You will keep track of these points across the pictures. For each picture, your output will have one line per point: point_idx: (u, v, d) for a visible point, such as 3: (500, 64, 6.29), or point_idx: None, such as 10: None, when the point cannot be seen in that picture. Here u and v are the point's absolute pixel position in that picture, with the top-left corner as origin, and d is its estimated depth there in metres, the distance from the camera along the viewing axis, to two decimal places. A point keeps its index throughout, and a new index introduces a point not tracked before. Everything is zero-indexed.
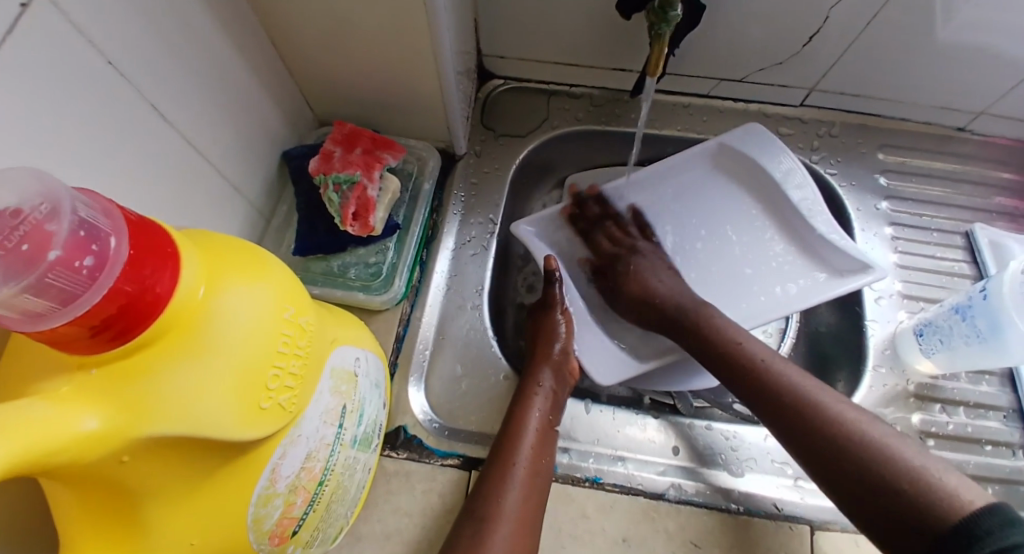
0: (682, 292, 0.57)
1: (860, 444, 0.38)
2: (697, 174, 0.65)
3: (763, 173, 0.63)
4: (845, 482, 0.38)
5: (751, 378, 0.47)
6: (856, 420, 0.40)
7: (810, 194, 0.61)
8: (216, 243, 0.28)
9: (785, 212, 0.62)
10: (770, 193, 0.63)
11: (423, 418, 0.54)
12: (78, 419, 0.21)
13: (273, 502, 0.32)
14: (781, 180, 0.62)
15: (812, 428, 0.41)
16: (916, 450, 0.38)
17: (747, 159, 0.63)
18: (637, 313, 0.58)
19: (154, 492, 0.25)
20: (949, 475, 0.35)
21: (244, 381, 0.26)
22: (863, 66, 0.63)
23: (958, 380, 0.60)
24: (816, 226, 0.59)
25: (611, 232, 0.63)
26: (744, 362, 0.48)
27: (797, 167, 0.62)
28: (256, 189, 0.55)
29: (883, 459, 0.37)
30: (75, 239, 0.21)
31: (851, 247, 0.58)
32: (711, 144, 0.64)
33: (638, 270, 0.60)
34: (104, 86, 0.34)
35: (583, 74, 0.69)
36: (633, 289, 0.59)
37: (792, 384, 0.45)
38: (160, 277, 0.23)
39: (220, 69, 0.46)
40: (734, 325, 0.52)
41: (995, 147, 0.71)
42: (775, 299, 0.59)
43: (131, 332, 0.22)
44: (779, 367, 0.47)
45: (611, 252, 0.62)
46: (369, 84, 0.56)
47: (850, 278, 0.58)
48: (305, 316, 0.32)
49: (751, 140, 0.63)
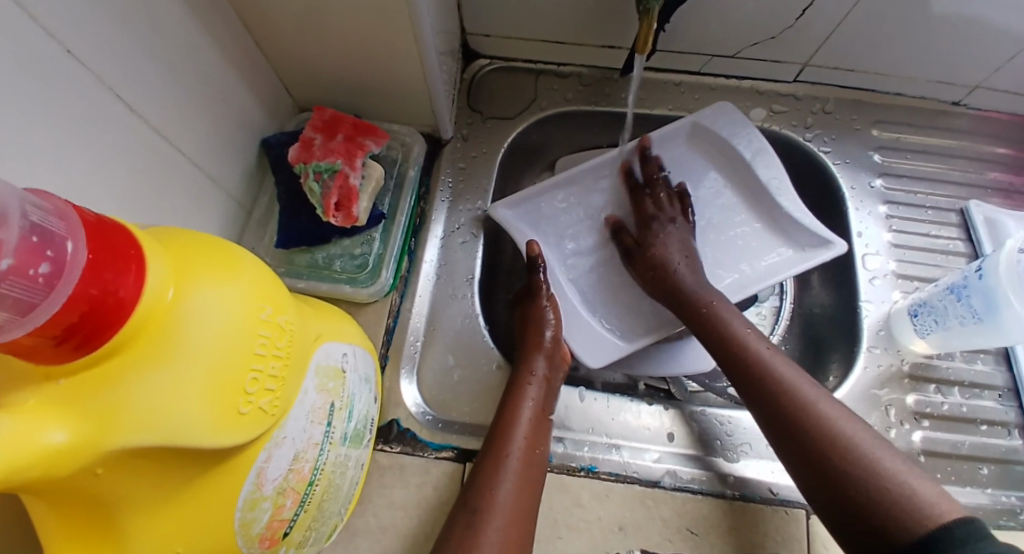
0: (699, 277, 0.55)
1: (843, 443, 0.38)
2: (670, 153, 0.64)
3: (734, 153, 0.63)
4: (820, 478, 0.38)
5: (748, 369, 0.46)
6: (842, 420, 0.40)
7: (778, 173, 0.61)
8: (184, 240, 0.27)
9: (754, 190, 0.62)
10: (739, 171, 0.63)
11: (416, 411, 0.53)
12: (42, 433, 0.20)
13: (261, 506, 0.31)
14: (751, 159, 0.61)
15: (799, 422, 0.41)
16: (897, 456, 0.37)
17: (720, 139, 0.63)
18: (649, 278, 0.57)
19: (131, 503, 0.24)
20: (925, 483, 0.35)
21: (218, 386, 0.25)
22: (859, 40, 0.62)
23: (952, 359, 0.60)
24: (781, 202, 0.60)
25: (656, 197, 0.61)
26: (744, 354, 0.47)
27: (767, 146, 0.61)
28: (234, 179, 0.53)
29: (862, 460, 0.37)
30: (28, 245, 0.19)
31: (812, 222, 0.58)
32: (685, 123, 0.63)
33: (666, 237, 0.58)
34: (65, 75, 0.32)
35: (572, 52, 0.67)
36: (653, 254, 0.57)
37: (787, 376, 0.44)
38: (124, 280, 0.22)
39: (190, 53, 0.44)
40: (736, 315, 0.51)
41: (990, 122, 0.70)
42: (744, 275, 0.60)
43: (97, 339, 0.21)
44: (776, 358, 0.46)
45: (648, 212, 0.60)
46: (349, 67, 0.54)
47: (810, 253, 0.58)
48: (284, 315, 0.30)
49: (721, 121, 0.63)
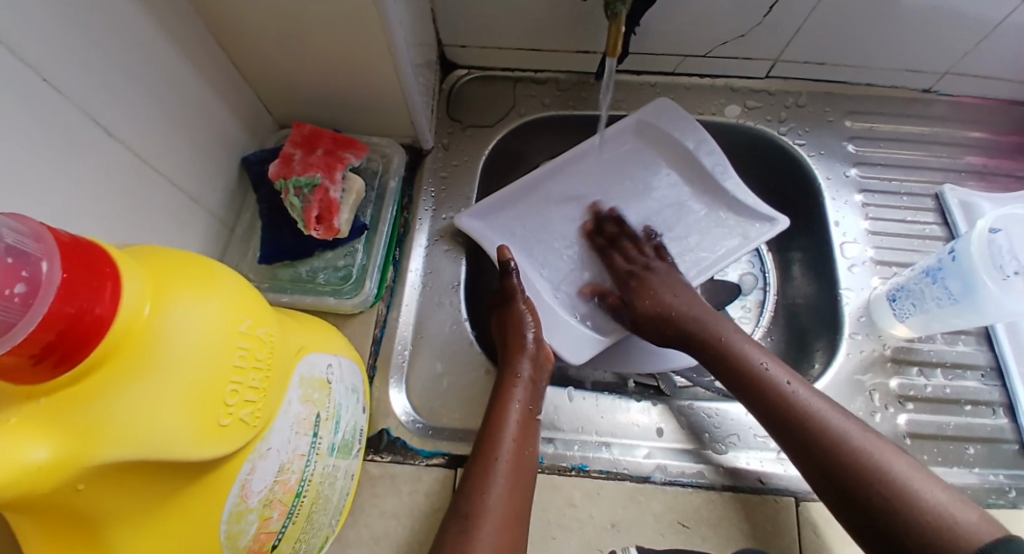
0: (697, 307, 0.55)
1: (883, 479, 0.39)
2: (615, 152, 0.66)
3: (677, 146, 0.65)
4: (869, 518, 0.39)
5: (774, 402, 0.46)
6: (879, 453, 0.40)
7: (721, 159, 0.63)
8: (162, 258, 0.27)
9: (700, 178, 0.64)
10: (685, 162, 0.65)
11: (406, 419, 0.53)
12: (24, 450, 0.20)
13: (247, 518, 0.31)
14: (694, 149, 0.64)
15: (836, 460, 0.41)
16: (938, 483, 0.38)
17: (665, 133, 0.65)
18: (644, 324, 0.56)
19: (115, 518, 0.25)
20: (970, 510, 0.36)
21: (198, 399, 0.25)
22: (827, 33, 0.63)
23: (934, 342, 0.61)
24: (727, 187, 0.63)
25: (626, 250, 0.62)
26: (766, 385, 0.47)
27: (709, 137, 0.64)
28: (215, 198, 0.53)
29: (908, 495, 0.37)
30: (2, 266, 0.19)
31: (756, 201, 0.62)
32: (629, 121, 0.65)
33: (649, 284, 0.58)
34: (41, 102, 0.33)
35: (547, 59, 0.68)
36: (645, 303, 0.56)
37: (816, 412, 0.44)
38: (100, 298, 0.22)
39: (167, 76, 0.45)
40: (752, 344, 0.51)
41: (964, 106, 0.72)
42: (698, 261, 0.63)
43: (75, 356, 0.22)
44: (801, 393, 0.46)
45: (625, 269, 0.60)
46: (327, 83, 0.55)
47: (758, 234, 0.62)
48: (263, 327, 0.31)
49: (664, 117, 0.65)
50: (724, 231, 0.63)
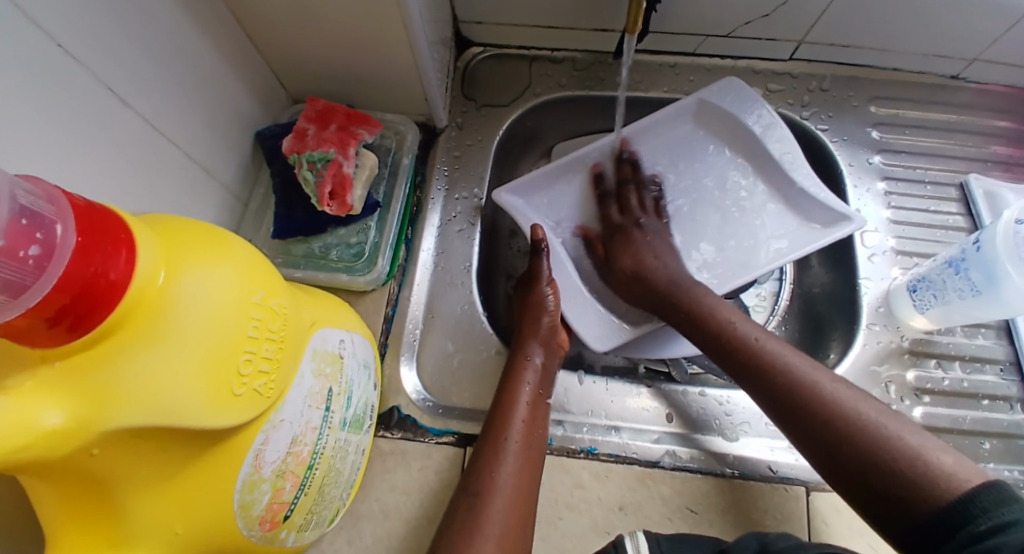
0: (677, 273, 0.55)
1: (854, 425, 0.37)
2: (676, 134, 0.63)
3: (746, 132, 0.61)
4: (838, 461, 0.37)
5: (743, 357, 0.45)
6: (850, 400, 0.38)
7: (790, 147, 0.59)
8: (175, 226, 0.27)
9: (764, 163, 0.61)
10: (747, 142, 0.61)
11: (416, 398, 0.53)
12: (40, 414, 0.20)
13: (260, 488, 0.31)
14: (762, 134, 0.60)
15: (803, 406, 0.40)
16: (911, 429, 0.36)
17: (728, 116, 0.61)
18: (627, 289, 0.57)
19: (128, 484, 0.25)
20: (946, 454, 0.33)
21: (211, 367, 0.25)
22: (854, 15, 0.61)
23: (953, 335, 0.60)
24: (796, 178, 0.59)
25: (625, 199, 0.61)
26: (737, 344, 0.46)
27: (778, 121, 0.60)
28: (229, 172, 0.53)
29: (878, 441, 0.35)
30: (16, 228, 0.19)
31: (830, 199, 0.57)
32: (690, 100, 0.61)
33: (633, 243, 0.58)
34: (58, 70, 0.32)
35: (565, 37, 0.67)
36: (625, 263, 0.57)
37: (784, 363, 0.43)
38: (114, 263, 0.22)
39: (183, 46, 0.44)
40: (726, 305, 0.50)
41: (990, 95, 0.69)
42: (787, 245, 0.58)
43: (90, 321, 0.21)
44: (770, 346, 0.45)
45: (616, 220, 0.60)
46: (342, 58, 0.54)
47: (833, 229, 0.57)
48: (277, 299, 0.31)
49: (729, 96, 0.61)
50: (784, 236, 0.59)
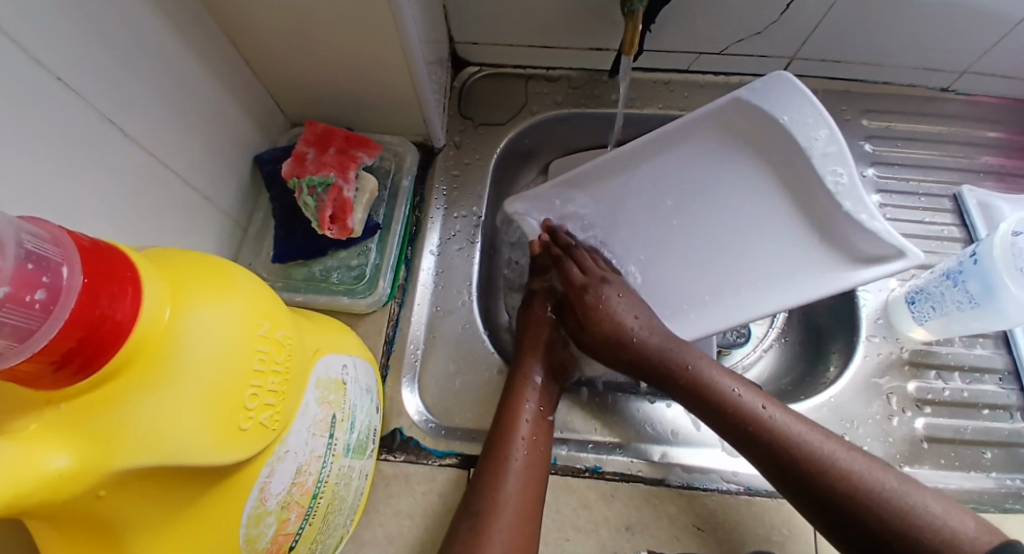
0: (657, 333, 0.50)
1: (882, 498, 0.38)
2: (699, 142, 0.60)
3: (785, 137, 0.57)
4: (867, 539, 0.38)
5: (752, 429, 0.43)
6: (869, 470, 0.39)
7: (842, 172, 0.55)
8: (179, 261, 0.27)
9: (802, 183, 0.57)
10: (789, 162, 0.58)
11: (419, 419, 0.53)
12: (45, 458, 0.20)
13: (266, 521, 0.31)
14: (807, 148, 0.56)
15: (828, 484, 0.39)
16: (925, 492, 0.38)
17: (766, 123, 0.58)
18: (608, 354, 0.52)
19: (133, 524, 0.24)
20: (963, 515, 0.37)
21: (216, 405, 0.25)
22: (844, 31, 0.62)
23: (951, 345, 0.60)
24: (842, 203, 0.55)
25: (583, 260, 0.56)
26: (743, 416, 0.44)
27: (830, 137, 0.56)
28: (228, 197, 0.53)
29: (910, 517, 0.36)
30: (23, 274, 0.19)
31: (882, 229, 0.53)
32: (725, 100, 0.58)
33: (607, 300, 0.53)
34: (59, 104, 0.33)
35: (560, 56, 0.68)
36: (602, 325, 0.52)
37: (798, 435, 0.42)
38: (120, 303, 0.22)
39: (181, 74, 0.44)
40: (718, 367, 0.48)
41: (980, 106, 0.71)
42: (811, 278, 0.55)
43: (96, 362, 0.21)
44: (779, 418, 0.43)
45: (580, 281, 0.55)
46: (339, 82, 0.54)
47: (878, 264, 0.53)
48: (282, 330, 0.31)
49: (771, 94, 0.57)
50: (782, 277, 0.55)
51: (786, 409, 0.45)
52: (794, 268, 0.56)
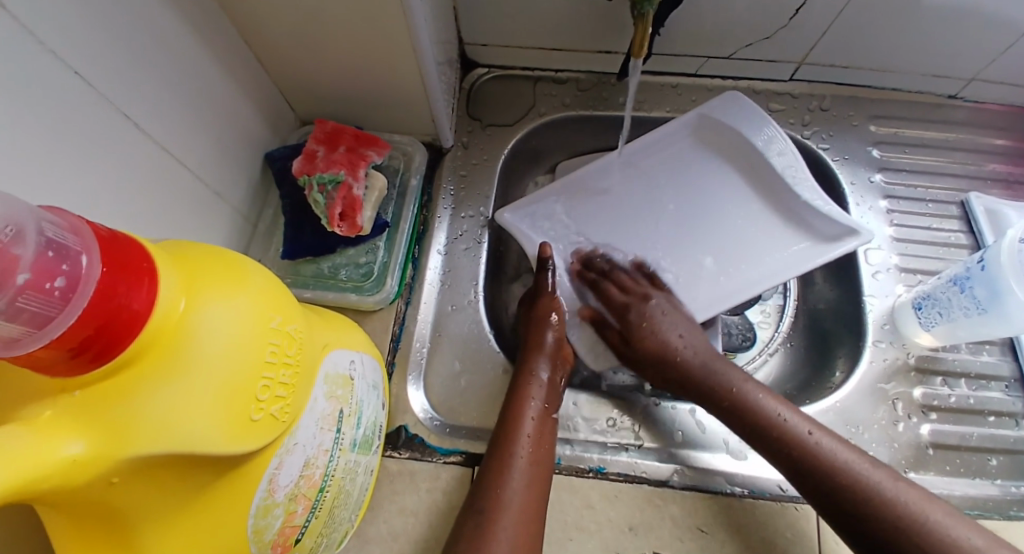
0: (703, 350, 0.52)
1: (935, 536, 0.37)
2: (675, 151, 0.62)
3: (744, 142, 0.61)
4: None
5: (797, 452, 0.44)
6: (918, 502, 0.39)
7: (791, 160, 0.59)
8: (193, 253, 0.27)
9: (766, 178, 0.59)
10: (752, 163, 0.60)
11: (424, 417, 0.53)
12: (60, 445, 0.21)
13: (273, 513, 0.31)
14: (763, 148, 0.59)
15: (879, 517, 0.39)
16: (973, 529, 0.38)
17: (727, 131, 0.61)
18: (655, 371, 0.53)
19: (144, 512, 0.25)
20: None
21: (229, 397, 0.25)
22: (852, 36, 0.62)
23: (958, 351, 0.60)
24: (801, 194, 0.57)
25: (621, 281, 0.58)
26: (789, 439, 0.44)
27: (779, 136, 0.59)
28: (239, 194, 0.54)
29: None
30: (43, 261, 0.20)
31: (836, 212, 0.56)
32: (690, 116, 0.62)
33: (651, 321, 0.54)
34: (75, 97, 0.33)
35: (569, 58, 0.68)
36: (650, 343, 0.53)
37: (844, 463, 0.42)
38: (136, 294, 0.22)
39: (195, 71, 0.45)
40: (765, 389, 0.48)
41: (988, 113, 0.70)
42: (785, 260, 0.56)
43: (112, 351, 0.22)
44: (826, 444, 0.43)
45: (623, 301, 0.56)
46: (349, 81, 0.55)
47: (836, 244, 0.56)
48: (292, 324, 0.31)
49: (730, 110, 0.61)
50: (762, 256, 0.57)
51: (833, 436, 0.45)
52: (766, 253, 0.57)
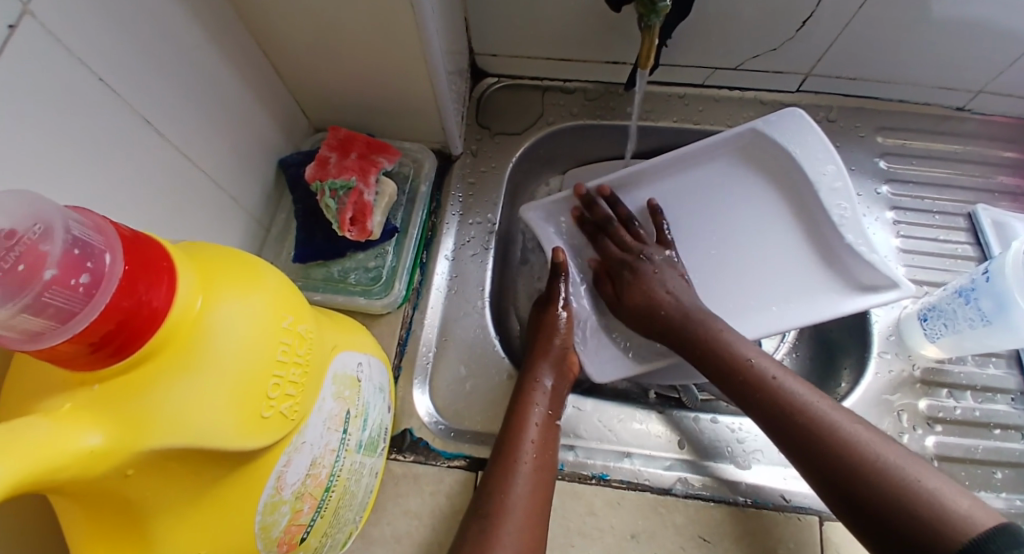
0: (692, 305, 0.53)
1: (875, 468, 0.37)
2: (721, 166, 0.62)
3: (796, 169, 0.59)
4: (857, 506, 0.37)
5: (760, 395, 0.45)
6: (869, 441, 0.39)
7: (846, 207, 0.58)
8: (211, 254, 0.29)
9: (818, 218, 0.59)
10: (801, 195, 0.60)
11: (429, 421, 0.54)
12: (79, 436, 0.21)
13: (280, 510, 0.32)
14: (818, 183, 0.58)
15: (823, 449, 0.40)
16: (932, 473, 0.37)
17: (777, 151, 0.60)
18: (640, 323, 0.55)
19: (155, 503, 0.25)
20: (962, 497, 0.34)
21: (240, 392, 0.26)
22: (859, 48, 0.63)
23: (964, 364, 0.60)
24: (846, 236, 0.57)
25: (620, 237, 0.59)
26: (753, 382, 0.45)
27: (838, 171, 0.58)
28: (253, 199, 0.55)
29: (899, 487, 0.36)
30: (69, 258, 0.21)
31: (881, 261, 0.55)
32: (746, 131, 0.60)
33: (643, 276, 0.56)
34: (99, 103, 0.35)
35: (577, 68, 0.69)
36: (636, 298, 0.55)
37: (804, 404, 0.42)
38: (156, 291, 0.23)
39: (213, 79, 0.47)
40: (742, 338, 0.49)
41: (997, 126, 0.70)
42: (825, 301, 0.56)
43: (131, 346, 0.23)
44: (789, 386, 0.44)
45: (618, 256, 0.59)
46: (362, 89, 0.56)
47: (874, 293, 0.55)
48: (303, 324, 0.32)
49: (787, 128, 0.59)
50: (793, 296, 0.58)
51: (803, 383, 0.45)
52: (794, 288, 0.58)
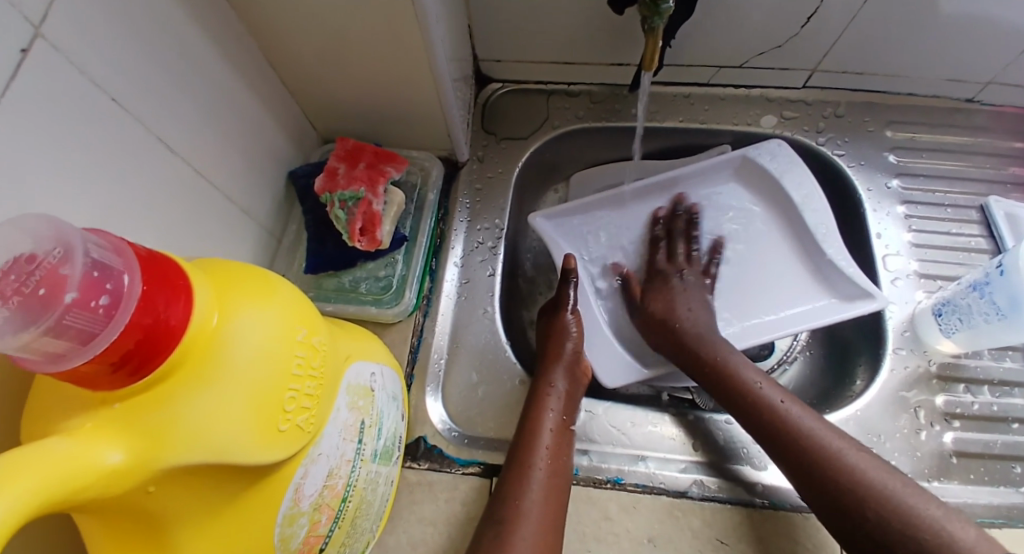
0: (708, 328, 0.54)
1: (881, 496, 0.39)
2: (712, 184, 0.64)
3: (782, 194, 0.61)
4: (864, 533, 0.39)
5: (768, 420, 0.46)
6: (873, 469, 0.40)
7: (824, 220, 0.59)
8: (225, 269, 0.29)
9: (801, 232, 0.60)
10: (790, 213, 0.61)
11: (442, 428, 0.54)
12: (101, 453, 0.22)
13: (298, 522, 0.32)
14: (802, 202, 0.60)
15: (831, 475, 0.41)
16: (931, 499, 0.38)
17: (765, 175, 0.62)
18: (653, 331, 0.57)
19: (176, 518, 0.26)
20: (965, 524, 0.36)
21: (257, 406, 0.26)
22: (865, 43, 0.62)
23: (980, 358, 0.59)
24: (826, 249, 0.58)
25: (665, 249, 0.61)
26: (761, 406, 0.46)
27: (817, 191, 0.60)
28: (264, 210, 0.56)
29: (904, 514, 0.37)
30: (89, 280, 0.21)
31: (858, 274, 0.56)
32: (735, 156, 0.62)
33: (670, 290, 0.58)
34: (111, 122, 0.35)
35: (581, 72, 0.69)
36: (657, 307, 0.57)
37: (809, 430, 0.44)
38: (173, 309, 0.24)
39: (223, 93, 0.47)
40: (748, 363, 0.50)
41: (1006, 116, 0.69)
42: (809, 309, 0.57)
43: (150, 364, 0.23)
44: (795, 411, 0.45)
45: (660, 267, 0.61)
46: (367, 99, 0.56)
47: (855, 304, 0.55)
48: (317, 336, 0.32)
49: (774, 157, 0.61)
50: (783, 305, 0.58)
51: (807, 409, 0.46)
52: (783, 296, 0.59)
